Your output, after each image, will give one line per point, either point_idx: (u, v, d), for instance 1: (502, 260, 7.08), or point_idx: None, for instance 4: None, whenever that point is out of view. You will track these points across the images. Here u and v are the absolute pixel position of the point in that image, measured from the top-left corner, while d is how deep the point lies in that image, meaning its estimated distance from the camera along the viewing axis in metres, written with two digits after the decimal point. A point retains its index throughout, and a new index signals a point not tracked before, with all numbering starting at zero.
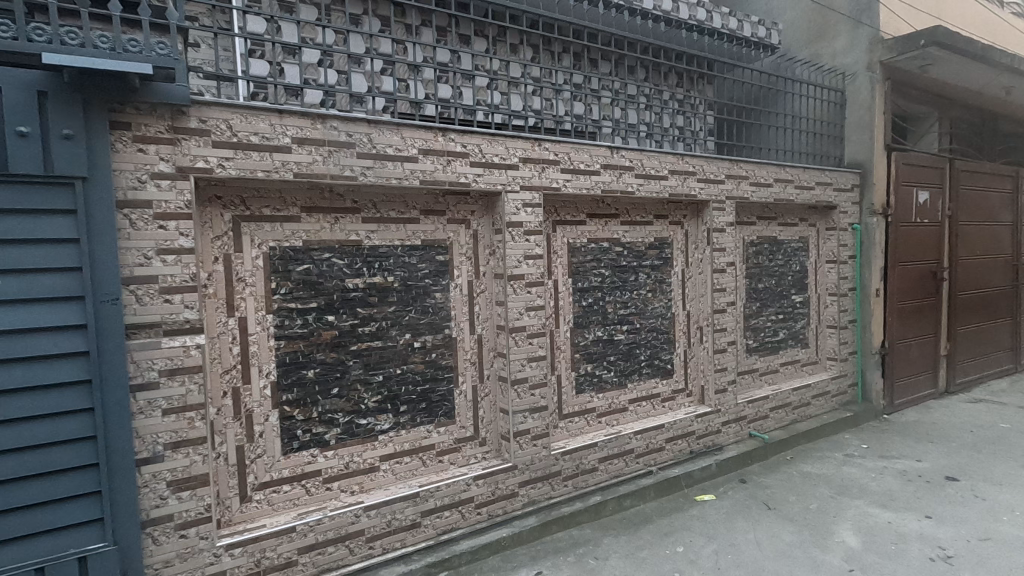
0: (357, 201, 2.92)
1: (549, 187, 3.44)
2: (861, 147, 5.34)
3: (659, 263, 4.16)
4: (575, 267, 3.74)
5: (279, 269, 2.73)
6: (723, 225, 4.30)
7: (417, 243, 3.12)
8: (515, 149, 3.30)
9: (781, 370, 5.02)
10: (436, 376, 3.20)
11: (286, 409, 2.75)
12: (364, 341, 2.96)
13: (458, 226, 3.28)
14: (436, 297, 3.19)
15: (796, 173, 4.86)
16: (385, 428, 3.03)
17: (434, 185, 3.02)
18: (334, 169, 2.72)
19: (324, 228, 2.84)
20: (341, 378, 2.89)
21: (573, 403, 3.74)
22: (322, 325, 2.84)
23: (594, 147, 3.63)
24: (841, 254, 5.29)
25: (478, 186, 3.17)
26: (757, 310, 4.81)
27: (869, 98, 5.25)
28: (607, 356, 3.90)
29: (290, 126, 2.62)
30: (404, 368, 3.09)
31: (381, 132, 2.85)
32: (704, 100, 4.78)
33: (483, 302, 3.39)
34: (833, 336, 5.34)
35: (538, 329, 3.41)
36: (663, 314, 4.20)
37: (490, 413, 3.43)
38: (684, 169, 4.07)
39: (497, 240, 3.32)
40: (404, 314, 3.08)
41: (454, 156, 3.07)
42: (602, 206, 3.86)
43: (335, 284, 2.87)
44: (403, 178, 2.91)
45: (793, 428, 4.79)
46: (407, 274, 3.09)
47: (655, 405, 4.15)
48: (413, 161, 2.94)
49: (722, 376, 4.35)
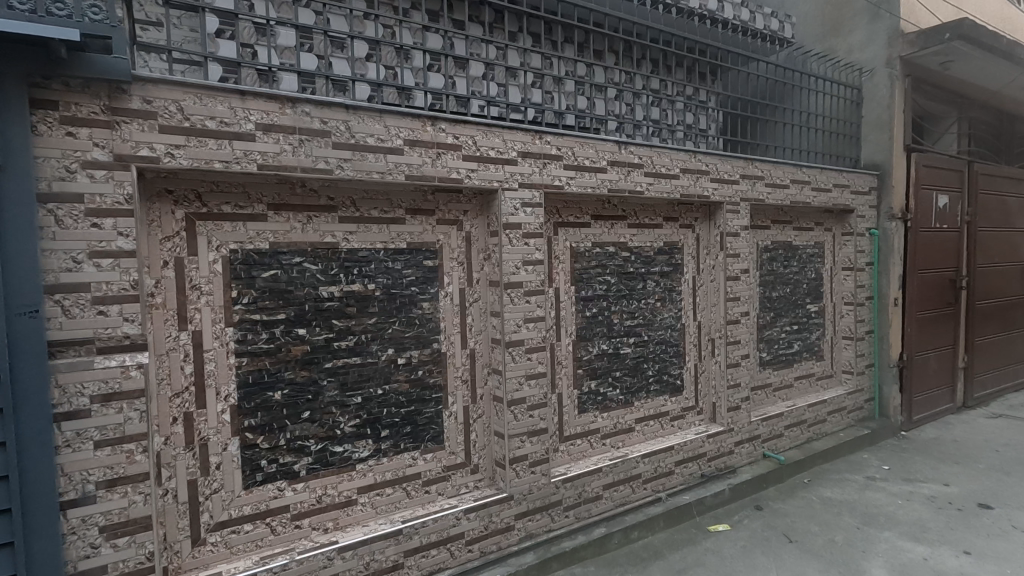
0: (334, 197, 2.57)
1: (551, 185, 3.10)
2: (879, 147, 5.03)
3: (669, 270, 3.82)
4: (579, 274, 3.40)
5: (242, 276, 2.37)
6: (737, 229, 3.97)
7: (402, 246, 2.76)
8: (514, 142, 2.96)
9: (795, 385, 4.69)
10: (423, 396, 2.84)
11: (249, 437, 2.39)
12: (341, 357, 2.60)
13: (449, 227, 2.92)
14: (423, 308, 2.83)
15: (813, 174, 4.55)
16: (364, 456, 2.67)
17: (422, 181, 2.66)
18: (306, 160, 2.36)
19: (295, 228, 2.48)
20: (313, 400, 2.53)
21: (575, 423, 3.39)
22: (293, 340, 2.48)
23: (600, 142, 3.29)
24: (859, 261, 4.97)
25: (472, 183, 2.82)
26: (771, 321, 4.48)
27: (888, 96, 4.95)
28: (613, 372, 3.56)
29: (254, 110, 2.26)
30: (387, 387, 2.73)
31: (361, 120, 2.50)
32: (719, 95, 4.42)
33: (477, 313, 3.03)
34: (849, 348, 5.02)
35: (538, 343, 3.07)
36: (672, 325, 3.86)
37: (484, 437, 3.07)
38: (696, 168, 3.74)
39: (493, 244, 2.97)
40: (386, 326, 2.73)
41: (445, 149, 2.73)
42: (608, 207, 3.52)
43: (307, 292, 2.51)
44: (386, 172, 2.56)
45: (808, 448, 4.46)
46: (391, 281, 2.73)
47: (664, 424, 3.81)
48: (398, 154, 2.59)
49: (735, 393, 4.01)
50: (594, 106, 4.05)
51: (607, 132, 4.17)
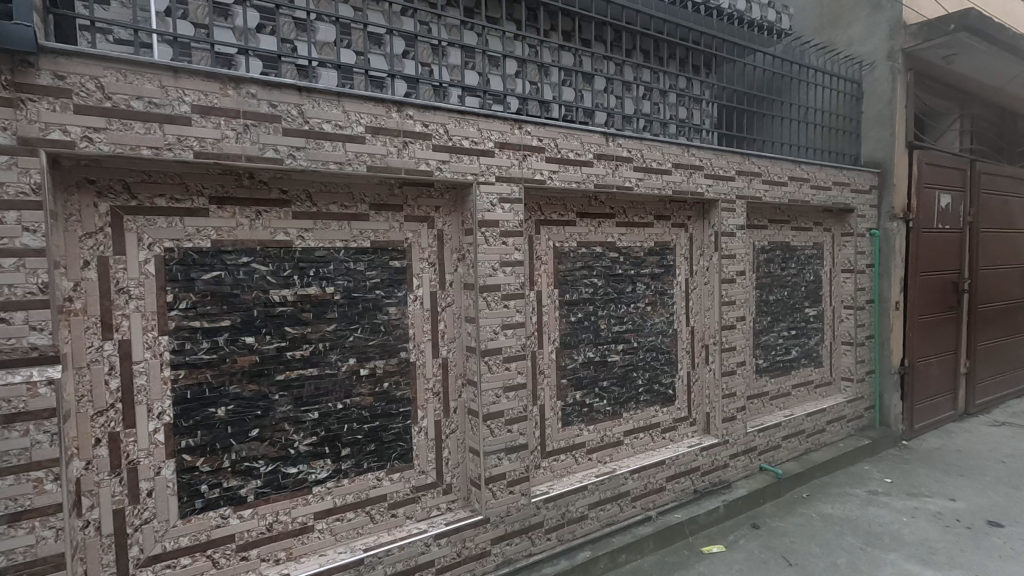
0: (287, 189, 2.31)
1: (532, 179, 2.84)
2: (880, 144, 4.82)
3: (660, 272, 3.58)
4: (563, 277, 3.15)
5: (178, 278, 2.10)
6: (732, 228, 3.74)
7: (366, 245, 2.50)
8: (490, 131, 2.70)
9: (793, 393, 4.47)
10: (389, 410, 2.58)
11: (186, 459, 2.12)
12: (294, 369, 2.34)
13: (419, 225, 2.66)
14: (388, 313, 2.57)
15: (812, 172, 4.32)
16: (321, 477, 2.41)
17: (386, 173, 2.41)
18: (251, 148, 2.10)
19: (242, 225, 2.22)
20: (262, 416, 2.27)
21: (559, 438, 3.14)
22: (238, 349, 2.22)
23: (585, 134, 3.04)
24: (859, 263, 4.75)
25: (444, 176, 2.56)
26: (767, 326, 4.25)
27: (889, 90, 4.73)
28: (600, 381, 3.31)
29: (190, 90, 1.99)
30: (348, 401, 2.47)
31: (316, 104, 2.24)
32: (715, 87, 4.16)
33: (450, 318, 2.77)
34: (849, 354, 4.79)
35: (517, 352, 2.82)
36: (664, 331, 3.61)
37: (458, 454, 2.81)
38: (689, 163, 3.50)
39: (468, 243, 2.72)
40: (347, 333, 2.46)
41: (412, 138, 2.47)
42: (595, 204, 3.26)
43: (255, 296, 2.25)
44: (345, 163, 2.30)
45: (807, 460, 4.23)
46: (353, 284, 2.47)
47: (655, 437, 3.57)
48: (358, 142, 2.33)
49: (730, 403, 3.77)
50: (581, 97, 3.79)
51: (595, 125, 3.91)
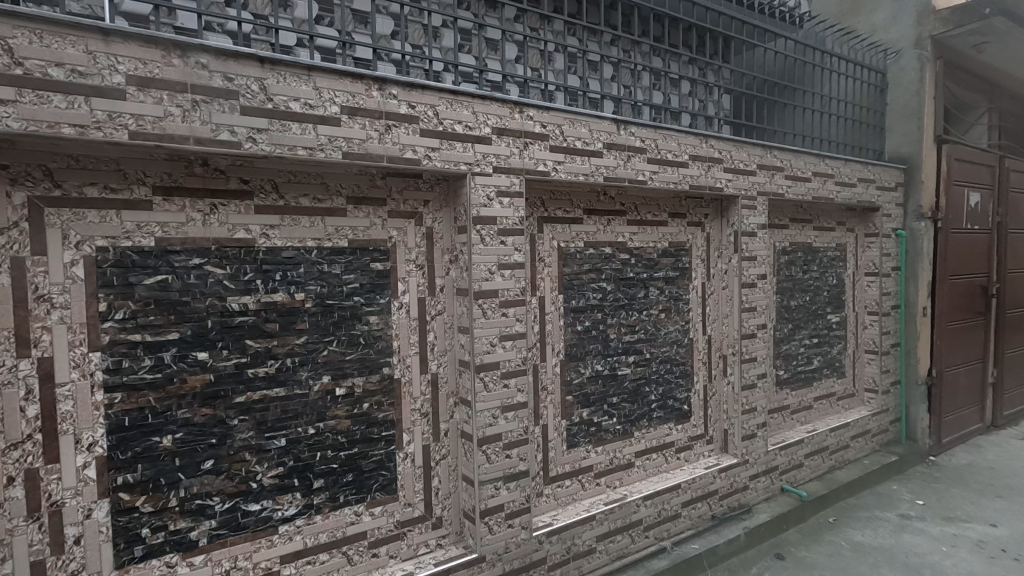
0: (249, 178, 1.97)
1: (534, 171, 2.51)
2: (907, 138, 4.49)
3: (674, 276, 3.24)
4: (568, 280, 2.82)
5: (114, 283, 1.76)
6: (753, 228, 3.41)
7: (343, 245, 2.17)
8: (486, 115, 2.37)
9: (815, 406, 4.13)
10: (370, 434, 2.25)
11: (124, 499, 1.78)
12: (257, 389, 2.00)
13: (405, 222, 2.32)
14: (369, 323, 2.23)
15: (837, 167, 3.99)
16: (289, 515, 2.07)
17: (365, 160, 2.07)
18: (201, 128, 1.77)
19: (193, 220, 1.88)
20: (217, 445, 1.93)
21: (563, 462, 2.80)
22: (188, 367, 1.88)
23: (594, 120, 2.71)
24: (884, 266, 4.41)
25: (433, 166, 2.23)
26: (789, 333, 3.91)
27: (918, 80, 4.40)
28: (609, 398, 2.97)
29: (124, 57, 1.65)
30: (321, 425, 2.13)
31: (281, 79, 1.90)
32: (734, 74, 3.81)
33: (440, 328, 2.43)
34: (874, 363, 4.46)
35: (517, 366, 2.48)
36: (679, 341, 3.27)
37: (450, 482, 2.47)
38: (707, 155, 3.17)
39: (461, 243, 2.38)
40: (320, 347, 2.13)
41: (396, 121, 2.13)
42: (604, 200, 2.93)
43: (210, 304, 1.91)
44: (316, 148, 1.96)
45: (831, 480, 3.89)
46: (327, 290, 2.14)
47: (668, 457, 3.24)
48: (332, 124, 1.99)
49: (750, 420, 3.44)
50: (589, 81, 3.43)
51: (603, 112, 3.56)
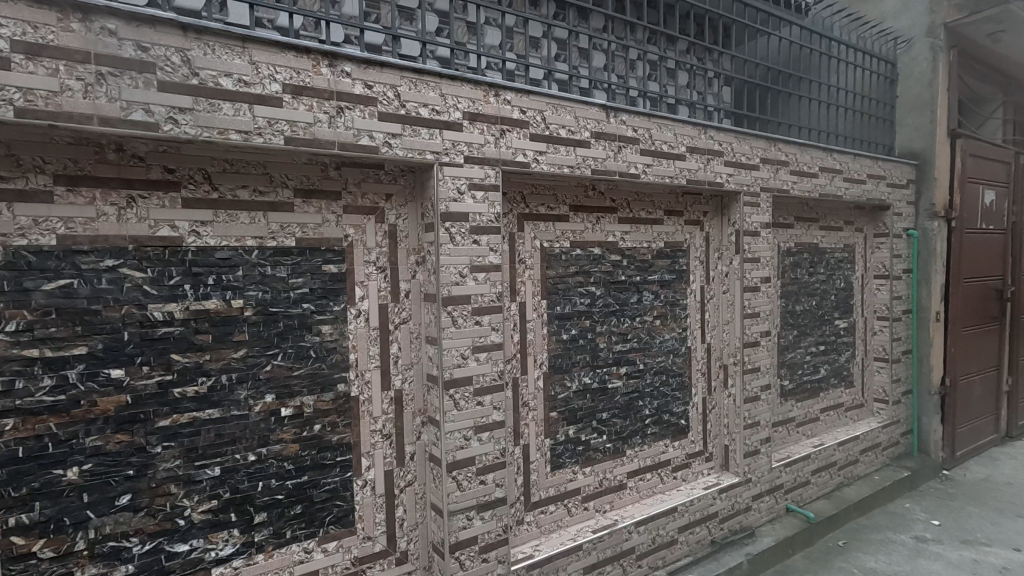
0: (175, 167, 1.70)
1: (512, 162, 2.24)
2: (919, 132, 4.23)
3: (671, 279, 2.97)
4: (552, 285, 2.55)
5: (4, 289, 1.49)
6: (756, 227, 3.14)
7: (289, 244, 1.90)
8: (457, 98, 2.09)
9: (821, 418, 3.86)
10: (322, 460, 1.97)
11: (18, 544, 1.51)
12: (185, 412, 1.73)
13: (364, 218, 2.05)
14: (320, 334, 1.96)
15: (845, 162, 3.72)
16: (226, 555, 1.80)
17: (312, 147, 1.80)
18: (108, 106, 1.49)
19: (105, 214, 1.61)
20: (136, 477, 1.66)
21: (546, 485, 2.53)
22: (99, 387, 1.61)
23: (581, 107, 2.44)
24: (895, 269, 4.14)
25: (394, 154, 1.96)
26: (794, 341, 3.64)
27: (930, 71, 4.14)
28: (598, 413, 2.70)
29: (9, 19, 1.38)
30: (264, 451, 1.86)
31: (209, 51, 1.63)
32: (735, 61, 3.54)
33: (406, 339, 2.15)
34: (884, 372, 4.19)
35: (492, 382, 2.21)
36: (675, 350, 3.01)
37: (417, 512, 2.19)
38: (706, 147, 2.90)
39: (428, 243, 2.11)
40: (263, 362, 1.86)
41: (350, 102, 1.86)
42: (593, 196, 2.66)
43: (127, 313, 1.64)
44: (253, 132, 1.70)
45: (839, 498, 3.62)
46: (270, 296, 1.86)
47: (664, 477, 2.97)
48: (271, 104, 1.73)
49: (753, 435, 3.17)
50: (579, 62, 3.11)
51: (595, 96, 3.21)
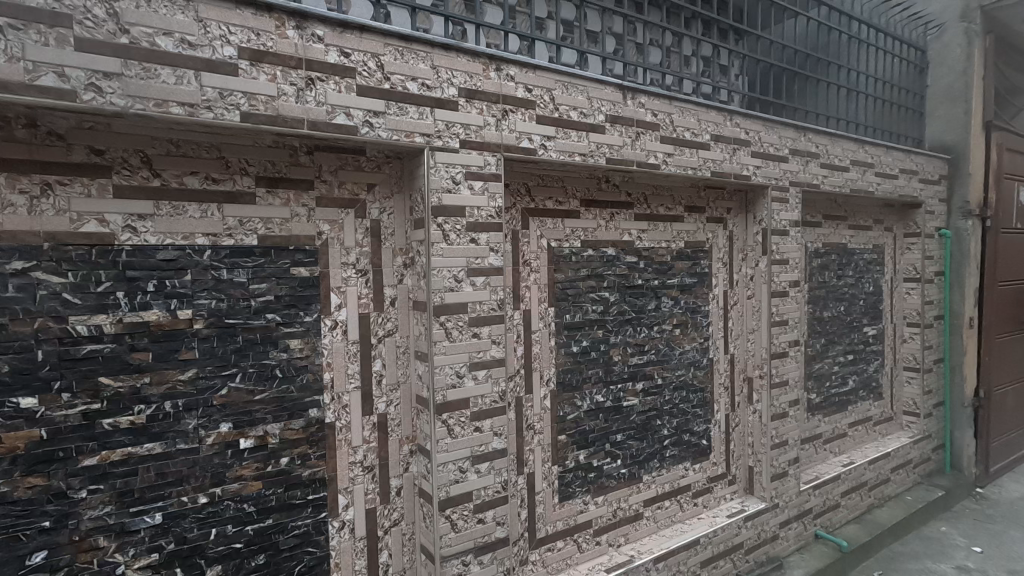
0: (104, 148, 1.39)
1: (516, 148, 1.93)
2: (952, 124, 3.92)
3: (692, 283, 2.67)
4: (561, 291, 2.24)
5: None
6: (785, 225, 2.84)
7: (250, 243, 1.59)
8: (451, 72, 1.78)
9: (849, 434, 3.56)
10: (291, 500, 1.66)
11: None
12: (117, 447, 1.41)
13: (341, 213, 1.74)
14: (288, 350, 1.65)
15: (877, 155, 3.42)
16: None
17: (275, 125, 1.49)
18: (9, 68, 1.18)
19: (13, 205, 1.30)
20: (54, 530, 1.35)
21: (554, 519, 2.22)
22: (5, 421, 1.29)
23: (594, 86, 2.13)
24: (926, 271, 3.84)
25: (376, 136, 1.65)
26: (821, 350, 3.34)
27: (964, 59, 3.84)
28: (612, 435, 2.39)
29: None
30: (218, 492, 1.55)
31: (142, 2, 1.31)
32: (760, 42, 3.19)
33: (391, 355, 1.84)
34: (914, 383, 3.88)
35: (492, 404, 1.90)
36: (696, 362, 2.70)
37: (405, 555, 1.88)
38: (732, 136, 2.60)
39: (418, 242, 1.80)
40: (216, 385, 1.54)
41: (323, 73, 1.55)
42: (606, 188, 2.35)
43: (42, 329, 1.33)
44: (200, 105, 1.38)
45: (871, 522, 3.31)
46: (226, 306, 1.55)
47: (684, 504, 2.66)
48: (223, 72, 1.41)
49: (781, 455, 2.86)
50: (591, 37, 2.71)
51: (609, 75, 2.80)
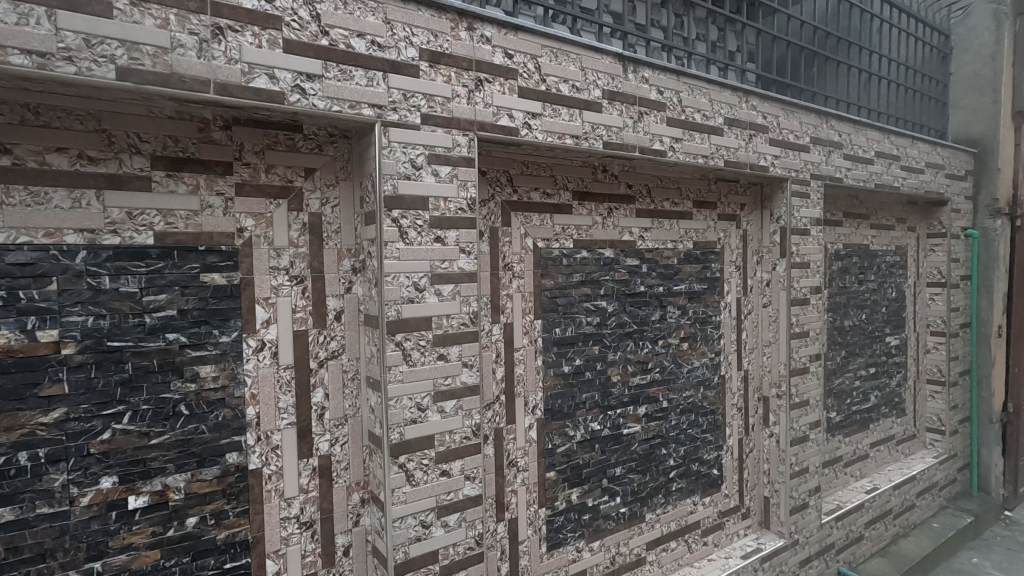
0: None
1: (492, 126, 1.58)
2: (979, 115, 3.59)
3: (701, 290, 2.32)
4: (549, 299, 1.88)
5: None
6: (806, 223, 2.50)
7: (144, 242, 1.22)
8: (410, 29, 1.43)
9: (871, 455, 3.22)
10: (200, 572, 1.30)
11: None
12: None
13: (269, 204, 1.38)
14: (196, 380, 1.28)
15: (902, 147, 3.08)
16: None
17: (168, 86, 1.13)
18: None
19: None
20: None
21: (541, 572, 1.86)
22: None
23: (589, 55, 1.78)
24: (952, 275, 3.50)
25: (310, 105, 1.29)
26: (841, 364, 3.00)
27: (993, 43, 3.51)
28: (610, 469, 2.04)
29: None
30: (98, 567, 1.18)
31: None
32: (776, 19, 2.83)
33: (336, 382, 1.48)
34: (939, 397, 3.55)
35: (464, 442, 1.54)
36: (706, 381, 2.35)
37: None
38: (748, 120, 2.25)
39: (369, 242, 1.45)
40: (96, 428, 1.17)
41: (234, 21, 1.19)
42: (603, 179, 2.00)
43: None
44: (55, 55, 1.02)
45: (898, 555, 2.97)
46: (108, 324, 1.18)
47: (692, 544, 2.31)
48: (89, 12, 1.05)
49: (801, 485, 2.52)
50: None
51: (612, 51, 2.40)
